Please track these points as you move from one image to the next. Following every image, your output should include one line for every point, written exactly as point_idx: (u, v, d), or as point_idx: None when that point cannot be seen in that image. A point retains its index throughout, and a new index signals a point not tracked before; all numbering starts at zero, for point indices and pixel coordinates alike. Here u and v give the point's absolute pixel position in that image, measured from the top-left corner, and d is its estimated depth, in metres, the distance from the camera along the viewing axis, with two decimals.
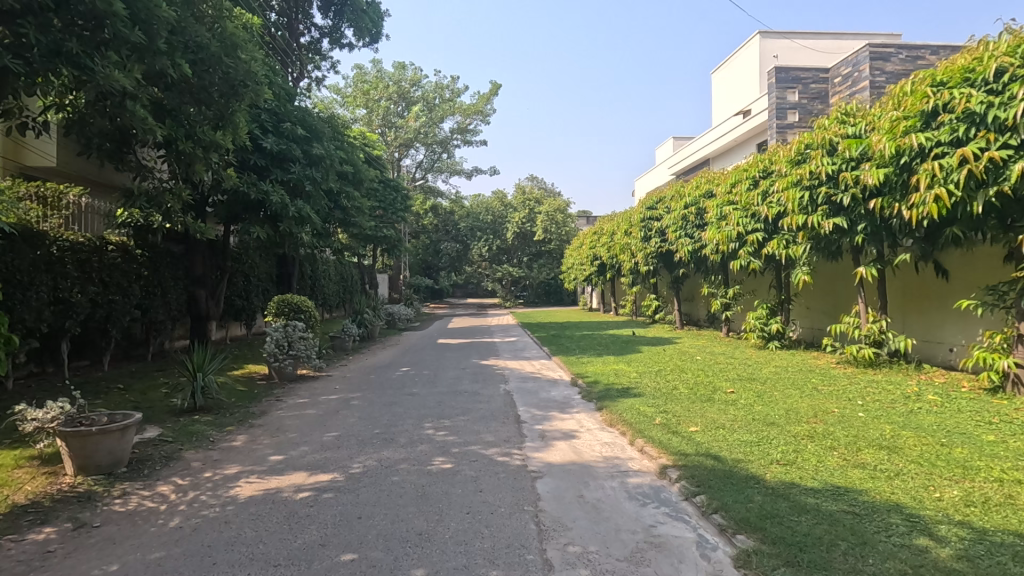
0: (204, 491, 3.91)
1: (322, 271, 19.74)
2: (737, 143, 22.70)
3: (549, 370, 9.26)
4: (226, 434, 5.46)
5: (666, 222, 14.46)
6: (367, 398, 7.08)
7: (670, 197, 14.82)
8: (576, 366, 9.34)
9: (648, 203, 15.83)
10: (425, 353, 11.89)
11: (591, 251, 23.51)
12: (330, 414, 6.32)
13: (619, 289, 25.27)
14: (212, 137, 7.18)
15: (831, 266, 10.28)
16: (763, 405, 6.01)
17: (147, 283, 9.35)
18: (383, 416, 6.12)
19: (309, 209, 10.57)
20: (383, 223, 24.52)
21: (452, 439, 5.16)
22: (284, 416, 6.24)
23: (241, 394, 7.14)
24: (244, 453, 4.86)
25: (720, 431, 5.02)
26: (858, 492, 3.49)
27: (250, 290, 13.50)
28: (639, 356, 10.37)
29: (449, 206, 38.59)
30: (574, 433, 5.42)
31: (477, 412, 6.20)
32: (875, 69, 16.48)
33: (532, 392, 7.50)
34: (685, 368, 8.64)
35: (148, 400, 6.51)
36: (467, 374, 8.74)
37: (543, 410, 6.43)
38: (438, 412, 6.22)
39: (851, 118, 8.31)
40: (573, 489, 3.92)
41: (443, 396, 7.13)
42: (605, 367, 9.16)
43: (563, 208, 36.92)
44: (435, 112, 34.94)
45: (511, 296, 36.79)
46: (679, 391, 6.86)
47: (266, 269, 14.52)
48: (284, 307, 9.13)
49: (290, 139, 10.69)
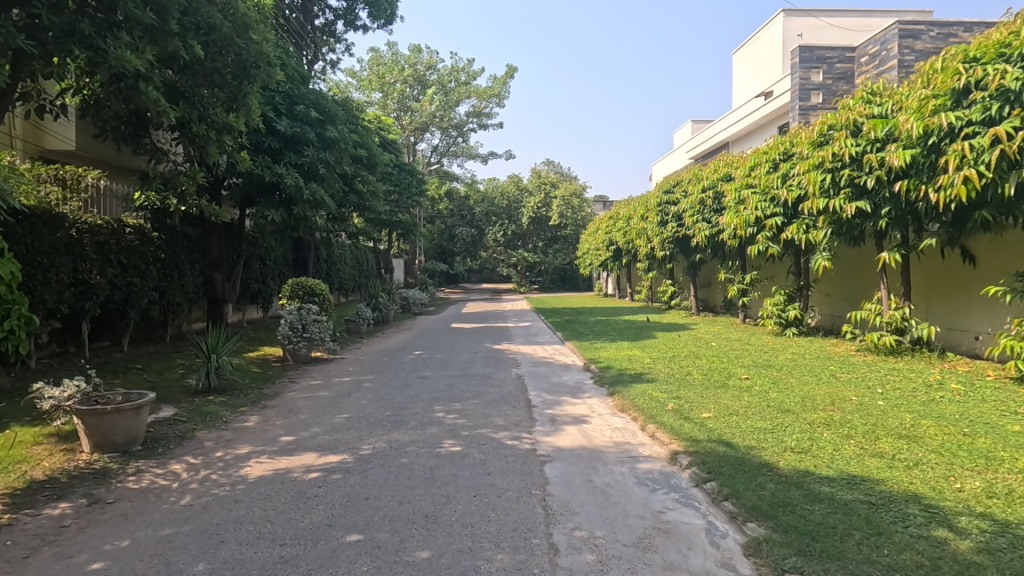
0: (215, 470, 3.96)
1: (338, 255, 19.88)
2: (758, 125, 22.18)
3: (561, 355, 9.23)
4: (239, 415, 5.53)
5: (683, 206, 14.22)
6: (379, 381, 7.12)
7: (687, 180, 14.55)
8: (589, 351, 9.28)
9: (665, 187, 15.58)
10: (438, 337, 11.93)
11: (606, 236, 23.29)
12: (342, 396, 6.36)
13: (635, 275, 25.08)
14: (225, 119, 7.22)
15: (853, 252, 10.03)
16: (778, 391, 5.89)
17: (165, 266, 9.47)
18: (394, 398, 6.15)
19: (323, 192, 10.58)
20: (398, 207, 24.55)
21: (462, 422, 5.15)
22: (296, 398, 6.30)
23: (256, 375, 7.24)
24: (256, 433, 4.91)
25: (733, 418, 4.93)
26: (875, 482, 3.40)
27: (266, 273, 13.63)
28: (653, 341, 10.27)
29: (464, 190, 38.48)
30: (585, 417, 5.38)
31: (487, 396, 6.19)
32: (905, 47, 15.91)
33: (544, 376, 7.48)
34: (700, 354, 8.53)
35: (165, 381, 6.62)
36: (480, 358, 8.74)
37: (554, 394, 6.40)
38: (449, 395, 6.23)
39: (878, 98, 8.02)
40: (582, 474, 3.88)
41: (455, 379, 7.14)
42: (618, 353, 9.07)
43: (579, 192, 36.58)
44: (451, 96, 34.70)
45: (526, 281, 36.74)
46: (692, 377, 6.77)
47: (282, 253, 14.62)
48: (299, 290, 9.20)
49: (304, 122, 10.66)
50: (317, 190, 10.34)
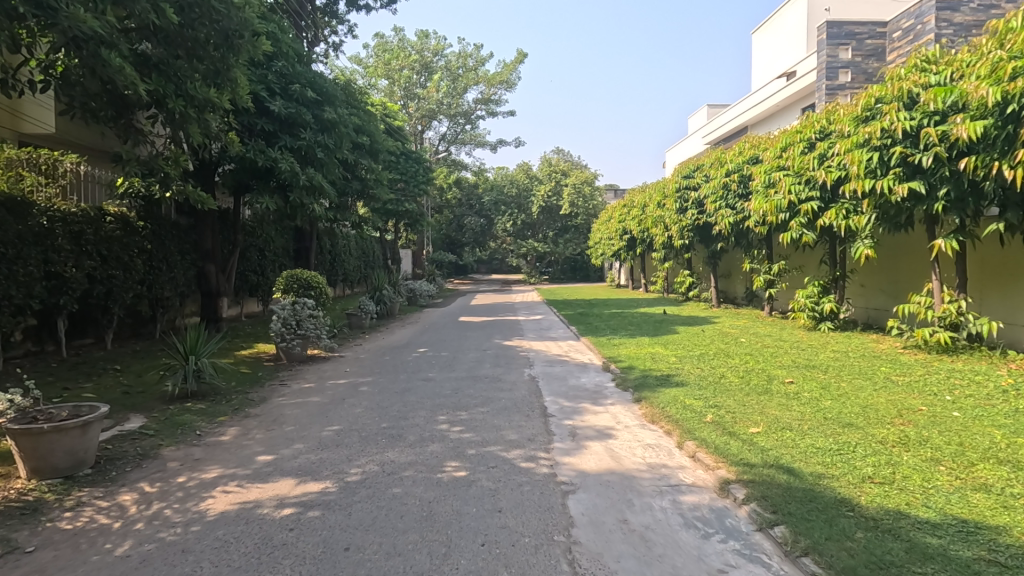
0: (170, 503, 3.28)
1: (342, 246, 19.23)
2: (779, 108, 21.19)
3: (577, 353, 8.51)
4: (216, 426, 4.86)
5: (705, 192, 13.36)
6: (378, 384, 6.41)
7: (710, 164, 13.68)
8: (607, 349, 8.54)
9: (684, 172, 14.72)
10: (445, 332, 11.23)
11: (620, 225, 22.43)
12: (334, 402, 5.68)
13: (650, 265, 24.23)
14: (204, 94, 6.52)
15: (897, 238, 9.18)
16: (832, 400, 5.13)
17: (153, 257, 8.84)
18: (393, 406, 5.44)
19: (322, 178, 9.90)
20: (405, 196, 23.85)
21: (468, 437, 4.44)
22: (284, 404, 5.62)
23: (242, 378, 6.58)
24: (230, 451, 4.24)
25: (788, 435, 4.20)
26: (996, 530, 2.66)
27: (265, 265, 12.99)
28: (676, 337, 9.49)
29: (473, 179, 37.67)
30: (610, 431, 4.64)
31: (497, 403, 5.47)
32: (942, 21, 14.76)
33: (560, 377, 6.75)
34: (731, 352, 7.75)
35: (141, 385, 6.00)
36: (489, 357, 8.01)
37: (572, 400, 5.67)
38: (454, 402, 5.52)
39: (936, 66, 7.16)
40: (615, 511, 3.16)
41: (462, 382, 6.42)
42: (639, 350, 8.33)
43: (590, 181, 35.63)
44: (459, 82, 33.82)
45: (536, 272, 35.94)
46: (728, 380, 6.03)
47: (281, 243, 13.97)
48: (292, 284, 8.52)
49: (300, 103, 9.92)
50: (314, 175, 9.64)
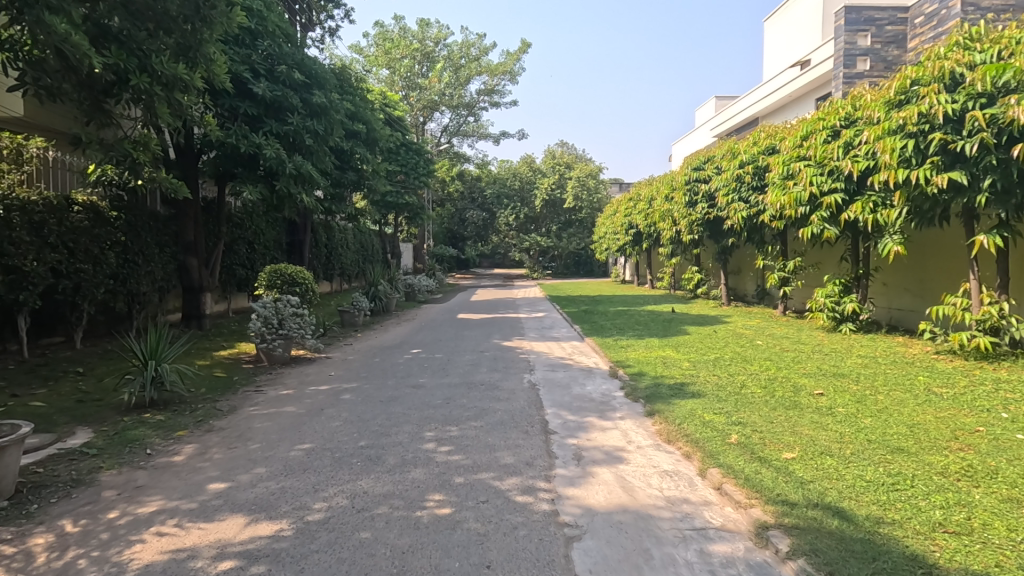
0: (88, 551, 2.70)
1: (339, 239, 18.65)
2: (792, 98, 20.52)
3: (582, 356, 7.90)
4: (172, 442, 4.28)
5: (717, 185, 12.72)
6: (363, 391, 5.83)
7: (722, 156, 13.03)
8: (614, 351, 7.93)
9: (694, 164, 14.07)
10: (442, 330, 10.64)
11: (625, 219, 21.78)
12: (311, 414, 5.09)
13: (656, 261, 23.59)
14: (173, 70, 5.91)
15: (929, 234, 8.53)
16: (872, 416, 4.51)
17: (126, 250, 8.24)
18: (375, 419, 4.84)
19: (310, 166, 9.32)
20: (405, 188, 23.25)
21: (457, 460, 3.84)
22: (254, 416, 5.04)
23: (214, 384, 6.00)
24: (180, 476, 3.66)
25: (829, 463, 3.58)
26: None
27: (255, 258, 12.41)
28: (687, 339, 8.87)
29: (475, 172, 37.03)
30: (621, 454, 4.04)
31: (493, 417, 4.87)
32: (969, 4, 13.85)
33: (563, 385, 6.15)
34: (749, 357, 7.13)
35: (99, 391, 5.42)
36: (486, 360, 7.41)
37: (577, 413, 5.07)
38: (445, 414, 4.93)
39: (980, 43, 6.50)
40: (630, 568, 2.56)
41: (455, 390, 5.83)
42: (648, 354, 7.71)
43: (594, 174, 34.91)
44: (461, 72, 33.11)
45: (539, 266, 35.30)
46: (750, 390, 5.41)
47: (273, 236, 13.38)
48: (275, 280, 7.91)
49: (287, 86, 9.31)
50: (302, 163, 9.07)
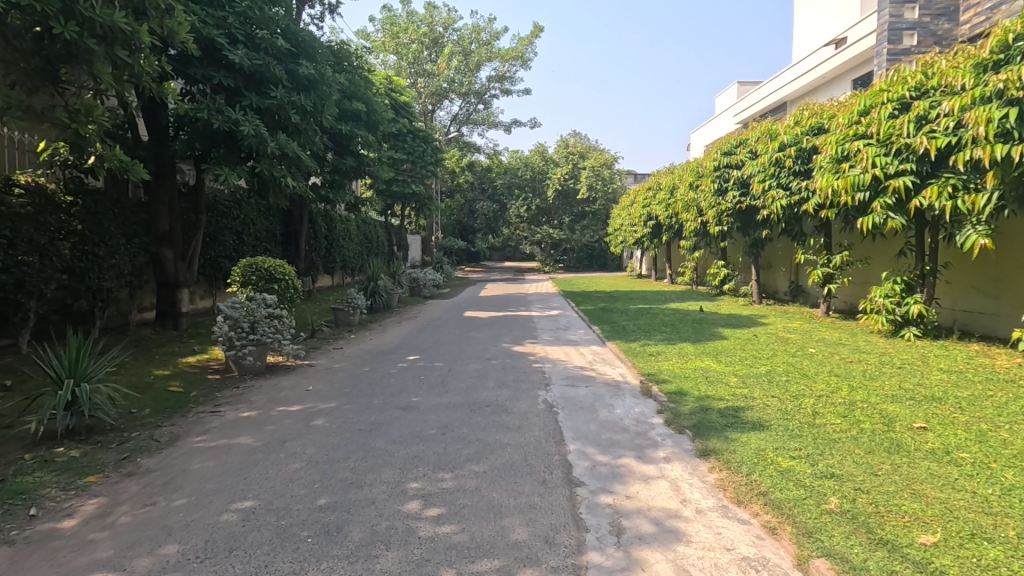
0: None
1: (340, 230, 17.63)
2: (824, 81, 19.23)
3: (605, 366, 6.77)
4: (71, 495, 3.21)
5: (752, 171, 11.47)
6: (340, 414, 4.74)
7: (758, 139, 11.77)
8: (642, 361, 6.78)
9: (724, 149, 12.82)
10: (445, 331, 9.55)
11: (643, 211, 20.54)
12: (269, 448, 4.00)
13: (675, 255, 22.30)
14: (110, 20, 4.83)
15: (1016, 225, 7.28)
16: (1014, 467, 3.32)
17: (85, 241, 7.22)
18: (348, 459, 3.74)
19: (295, 146, 8.27)
20: (411, 178, 22.18)
21: (446, 537, 2.73)
22: (197, 450, 3.96)
23: (162, 403, 4.94)
24: (55, 559, 2.59)
25: (993, 555, 2.43)
26: None
27: (242, 250, 11.38)
28: (725, 345, 7.68)
29: (486, 162, 35.87)
30: (677, 524, 2.90)
31: (501, 457, 3.74)
32: None
33: (587, 408, 5.02)
34: (808, 371, 5.93)
35: (14, 415, 4.38)
36: (494, 372, 6.29)
37: (609, 451, 3.94)
38: (437, 453, 3.80)
39: None
40: None
41: (454, 414, 4.71)
42: (681, 364, 6.58)
43: (609, 164, 33.57)
44: (471, 58, 31.85)
45: (551, 260, 34.14)
46: (828, 422, 4.25)
47: (264, 226, 12.37)
48: (250, 276, 6.83)
49: (269, 54, 8.19)
50: (285, 141, 8.02)
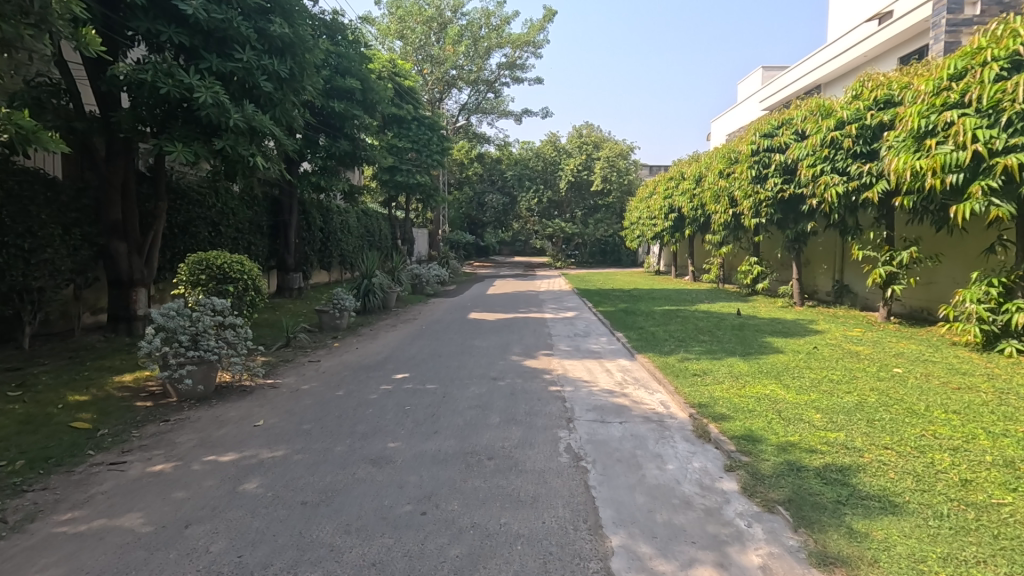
0: None
1: (337, 222, 16.38)
2: (861, 62, 17.78)
3: (641, 390, 5.40)
4: None
5: (800, 155, 9.97)
6: (286, 472, 3.40)
7: (807, 117, 10.25)
8: (687, 384, 5.40)
9: (764, 130, 11.32)
10: (444, 339, 8.23)
11: (664, 202, 19.10)
12: (160, 537, 2.67)
13: (698, 250, 20.82)
14: None
15: None
16: None
17: (7, 231, 6.02)
18: (268, 568, 2.39)
19: (267, 119, 7.04)
20: (416, 167, 20.90)
21: None
22: (50, 541, 2.64)
23: (47, 450, 3.64)
24: None
25: None
26: None
27: (217, 244, 10.14)
28: (784, 361, 6.27)
29: (496, 153, 34.50)
30: None
31: (508, 570, 2.38)
32: None
33: (628, 461, 3.64)
34: (914, 405, 4.50)
35: None
36: (500, 400, 4.93)
37: (673, 552, 2.57)
38: (409, 559, 2.45)
39: None
40: None
41: (443, 473, 3.36)
42: (737, 389, 5.19)
43: (625, 154, 32.01)
44: (481, 44, 30.37)
45: (563, 255, 32.74)
46: (998, 502, 2.85)
47: (242, 217, 11.07)
48: (198, 276, 5.51)
49: (234, 8, 6.86)
50: (253, 112, 6.78)
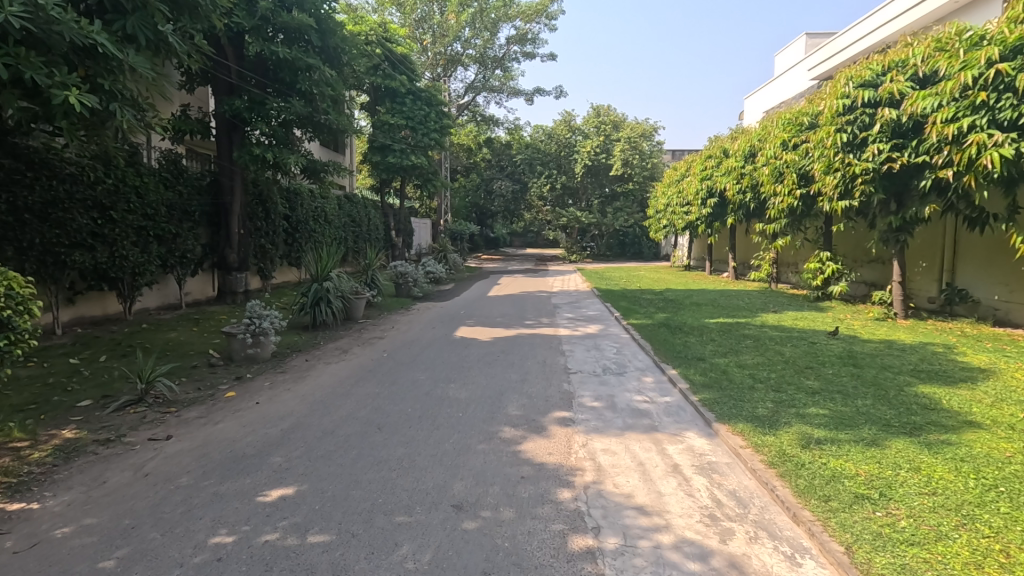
0: None
1: (309, 208, 13.61)
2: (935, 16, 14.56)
3: (769, 557, 2.49)
4: None
5: (928, 106, 6.95)
6: None
7: (936, 55, 7.22)
8: (874, 548, 2.46)
9: (861, 78, 8.24)
10: (404, 381, 5.35)
11: (702, 185, 16.04)
12: None
13: (739, 243, 17.74)
14: None
15: None
16: None
17: None
18: None
19: (96, 26, 4.28)
20: (410, 147, 18.08)
21: None
22: None
23: None
24: None
25: None
26: None
27: (111, 237, 7.37)
28: (1018, 461, 3.29)
29: (506, 137, 31.53)
30: None
31: None
32: None
33: None
34: None
35: None
36: None
37: None
38: None
39: None
40: None
41: None
42: (1005, 571, 2.25)
43: (647, 135, 28.75)
44: (488, 15, 27.12)
45: (578, 247, 29.68)
46: None
47: (156, 198, 8.26)
48: None
49: None
50: (57, 7, 4.02)
